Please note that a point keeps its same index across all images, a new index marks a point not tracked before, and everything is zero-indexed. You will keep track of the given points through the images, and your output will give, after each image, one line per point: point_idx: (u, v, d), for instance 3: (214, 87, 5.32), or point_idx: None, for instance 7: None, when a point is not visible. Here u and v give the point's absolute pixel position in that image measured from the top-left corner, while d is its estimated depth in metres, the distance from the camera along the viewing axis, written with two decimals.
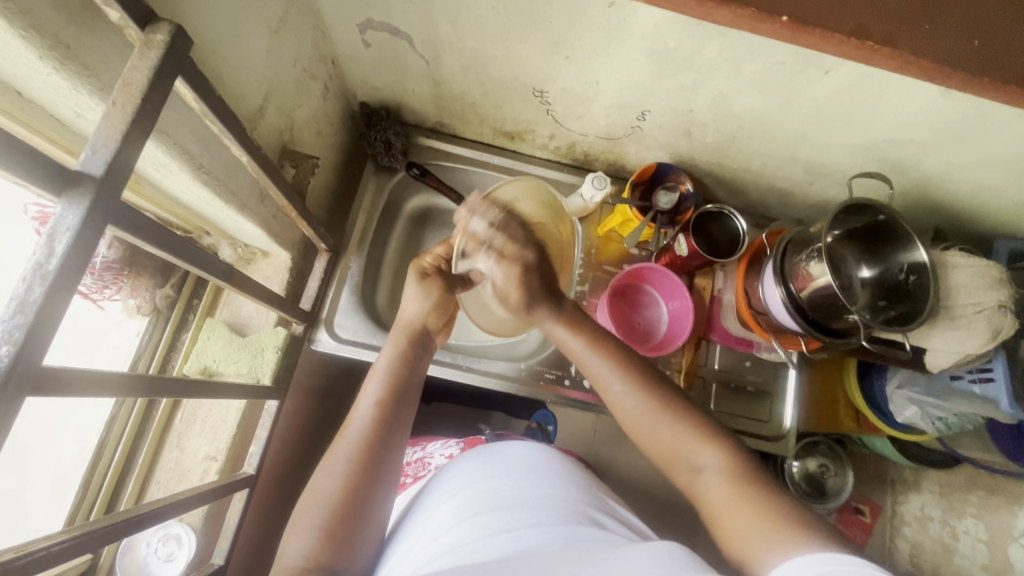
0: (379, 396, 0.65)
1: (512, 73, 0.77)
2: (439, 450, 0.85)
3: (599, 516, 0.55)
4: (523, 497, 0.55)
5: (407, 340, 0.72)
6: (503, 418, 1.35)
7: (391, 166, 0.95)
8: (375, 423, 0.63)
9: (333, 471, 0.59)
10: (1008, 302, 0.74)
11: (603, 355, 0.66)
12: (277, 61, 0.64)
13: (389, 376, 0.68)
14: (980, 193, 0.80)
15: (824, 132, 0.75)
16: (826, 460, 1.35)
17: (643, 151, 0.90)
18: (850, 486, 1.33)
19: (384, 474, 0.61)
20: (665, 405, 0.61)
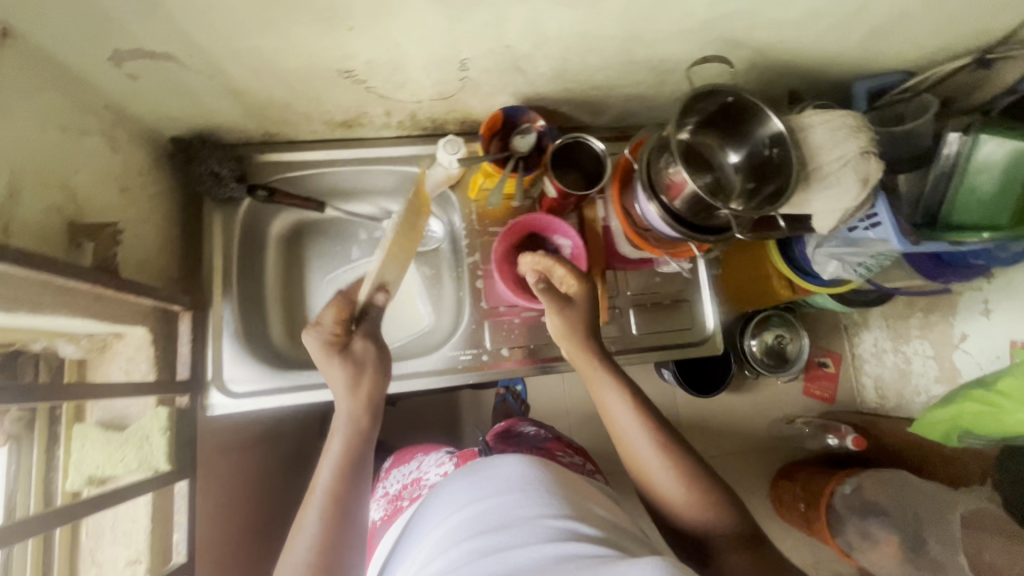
0: (334, 468, 0.62)
1: (305, 62, 0.69)
2: (432, 467, 0.91)
3: (583, 522, 0.55)
4: (508, 517, 0.54)
5: (357, 418, 0.66)
6: (471, 398, 1.39)
7: (231, 196, 0.86)
8: (332, 502, 0.59)
9: (298, 547, 0.56)
10: (869, 145, 0.73)
11: (637, 416, 0.67)
12: (12, 133, 0.54)
13: (344, 454, 0.63)
14: (822, 44, 0.78)
15: (648, 28, 0.70)
16: (780, 330, 1.46)
17: (486, 100, 0.83)
18: (808, 346, 1.46)
19: (354, 550, 0.57)
20: (694, 477, 0.63)
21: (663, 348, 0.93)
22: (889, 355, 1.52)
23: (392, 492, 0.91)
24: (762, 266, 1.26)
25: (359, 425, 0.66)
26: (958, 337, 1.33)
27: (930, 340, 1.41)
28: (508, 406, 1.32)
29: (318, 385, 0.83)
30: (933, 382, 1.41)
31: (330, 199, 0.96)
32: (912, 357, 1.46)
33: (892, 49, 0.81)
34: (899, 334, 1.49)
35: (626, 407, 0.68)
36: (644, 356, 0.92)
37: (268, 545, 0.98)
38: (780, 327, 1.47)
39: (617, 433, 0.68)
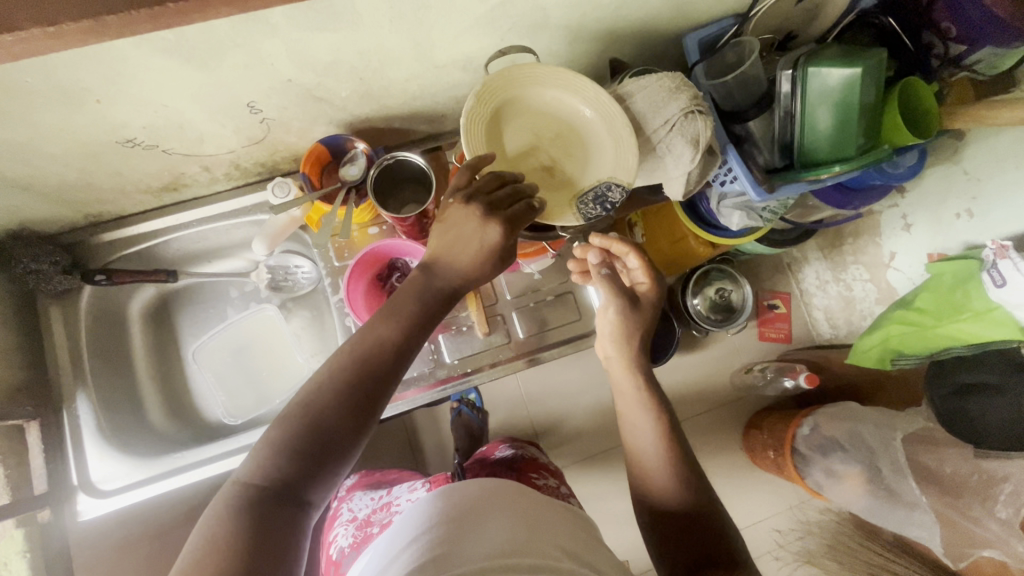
0: (343, 375, 0.50)
1: (76, 142, 0.64)
2: (404, 492, 0.86)
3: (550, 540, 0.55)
4: (485, 538, 0.53)
5: (378, 355, 0.52)
6: (427, 416, 1.28)
7: (67, 287, 0.81)
8: (313, 444, 0.47)
9: (259, 444, 0.47)
10: (691, 105, 0.69)
11: (649, 405, 0.67)
12: None
13: (353, 383, 0.50)
14: (629, 7, 0.74)
15: (430, 31, 0.66)
16: (721, 282, 1.39)
17: (304, 134, 0.79)
18: (751, 294, 1.37)
19: (326, 464, 0.48)
20: (684, 471, 0.64)
21: (554, 347, 0.90)
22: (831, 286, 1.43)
23: (359, 517, 0.85)
24: (676, 227, 1.22)
25: (382, 364, 0.52)
26: (888, 257, 1.31)
27: (865, 264, 1.37)
28: (466, 419, 1.22)
29: (194, 463, 0.80)
30: (875, 305, 1.36)
31: (183, 264, 0.92)
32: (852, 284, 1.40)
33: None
34: (835, 262, 1.42)
35: (644, 408, 0.67)
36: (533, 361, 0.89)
37: None
38: (720, 280, 1.39)
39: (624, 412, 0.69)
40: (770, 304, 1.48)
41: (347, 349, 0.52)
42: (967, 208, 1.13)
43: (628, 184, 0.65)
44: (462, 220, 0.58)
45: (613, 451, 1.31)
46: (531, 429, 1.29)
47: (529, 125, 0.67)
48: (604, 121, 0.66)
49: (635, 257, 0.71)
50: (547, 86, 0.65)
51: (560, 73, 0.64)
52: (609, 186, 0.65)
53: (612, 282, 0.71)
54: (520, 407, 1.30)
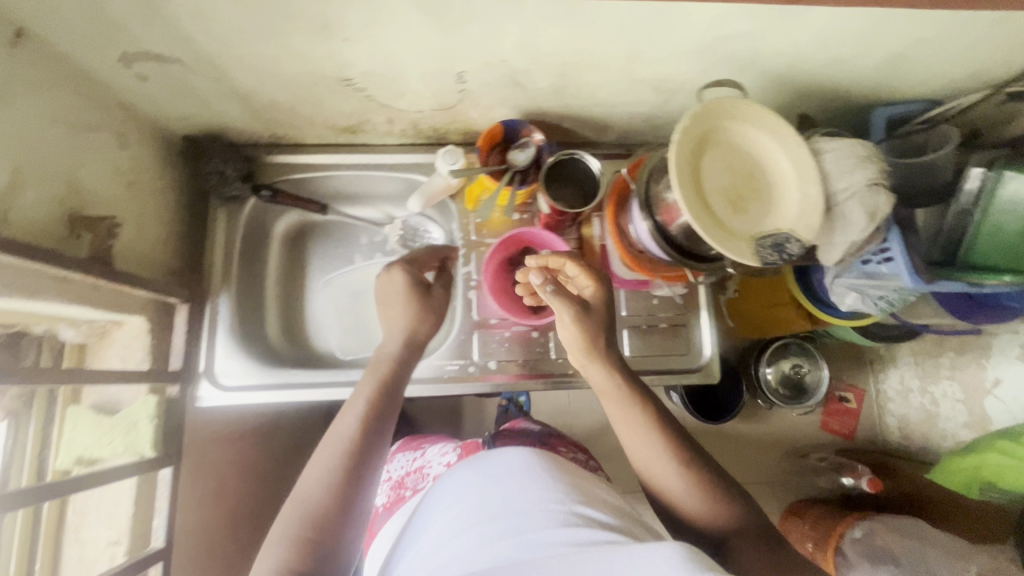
0: (332, 463, 0.62)
1: (307, 70, 0.70)
2: (437, 458, 0.88)
3: (590, 506, 0.55)
4: (513, 502, 0.54)
5: (352, 431, 0.65)
6: (477, 405, 1.33)
7: (237, 195, 0.88)
8: (327, 502, 0.60)
9: (278, 541, 0.57)
10: (878, 178, 0.69)
11: (642, 411, 0.70)
12: (23, 128, 0.58)
13: (344, 451, 0.63)
14: (837, 67, 0.74)
15: (647, 46, 0.69)
16: (798, 359, 1.38)
17: (487, 112, 0.84)
18: (827, 378, 1.37)
19: (336, 546, 0.58)
20: (692, 461, 0.67)
21: (655, 373, 0.91)
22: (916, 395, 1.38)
23: (395, 477, 0.88)
24: (781, 292, 1.20)
25: (371, 428, 0.66)
26: (991, 382, 1.22)
27: (960, 382, 1.29)
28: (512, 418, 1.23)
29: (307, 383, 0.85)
30: (962, 428, 1.28)
31: (333, 201, 0.98)
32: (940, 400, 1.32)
33: (918, 74, 0.77)
34: (927, 372, 1.36)
35: (642, 420, 0.69)
36: (634, 380, 0.90)
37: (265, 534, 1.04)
38: (798, 356, 1.39)
39: (620, 432, 0.71)
40: (841, 396, 1.51)
41: (345, 426, 0.65)
42: None
43: (808, 240, 0.67)
44: (397, 309, 0.77)
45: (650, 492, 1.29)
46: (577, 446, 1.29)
47: (724, 159, 0.69)
48: (797, 175, 0.70)
49: (572, 263, 0.73)
50: (751, 125, 0.70)
51: (770, 117, 0.69)
52: (789, 237, 0.67)
53: (561, 293, 0.70)
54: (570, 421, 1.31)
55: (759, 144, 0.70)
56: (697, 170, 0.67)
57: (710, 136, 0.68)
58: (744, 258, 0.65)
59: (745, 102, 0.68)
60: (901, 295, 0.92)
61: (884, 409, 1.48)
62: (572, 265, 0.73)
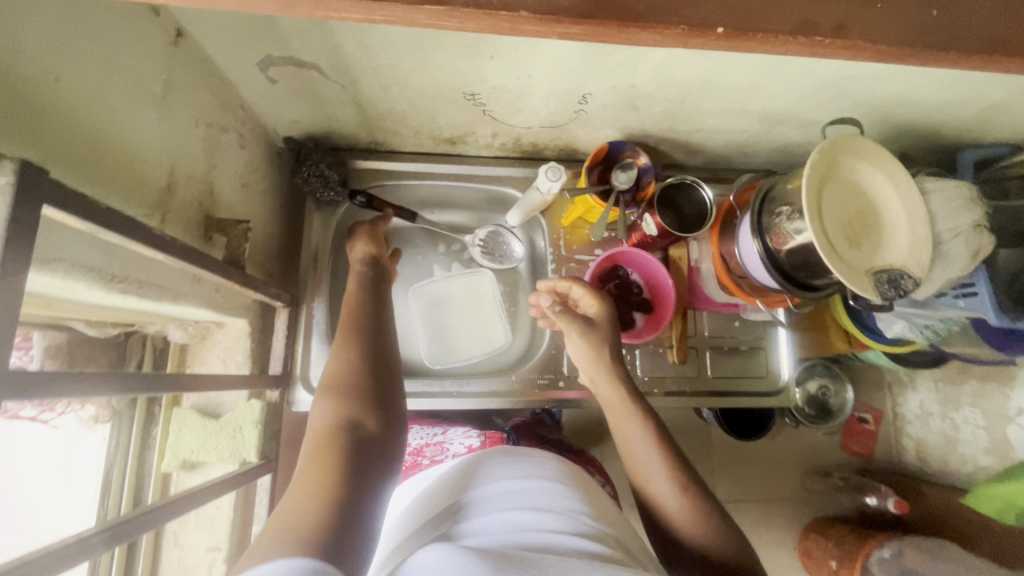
0: (345, 347, 0.64)
1: (436, 83, 0.71)
2: (460, 436, 0.83)
3: (606, 524, 0.50)
4: (544, 504, 0.50)
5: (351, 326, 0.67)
6: None
7: (333, 198, 0.88)
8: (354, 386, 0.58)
9: (322, 402, 0.56)
10: (983, 219, 0.72)
11: (648, 430, 0.68)
12: (176, 129, 0.57)
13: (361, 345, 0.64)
14: (942, 109, 0.77)
15: (774, 81, 0.71)
16: (824, 380, 1.41)
17: (592, 132, 0.85)
18: (851, 400, 1.40)
19: (384, 402, 0.58)
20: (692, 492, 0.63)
21: (736, 395, 0.93)
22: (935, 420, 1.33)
23: (414, 446, 0.83)
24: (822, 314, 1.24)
25: (369, 322, 0.68)
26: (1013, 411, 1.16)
27: (982, 408, 1.23)
28: None
29: None
30: (982, 453, 1.23)
31: (420, 209, 0.98)
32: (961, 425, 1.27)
33: (1014, 119, 0.80)
34: (948, 400, 1.30)
35: (638, 420, 0.69)
36: (715, 402, 0.92)
37: None
38: (823, 378, 1.41)
39: (623, 447, 0.69)
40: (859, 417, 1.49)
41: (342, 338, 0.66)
42: None
43: (920, 278, 0.70)
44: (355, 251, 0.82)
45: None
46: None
47: (842, 193, 0.72)
48: (908, 216, 0.73)
49: (581, 286, 0.78)
50: (866, 162, 0.72)
51: (883, 155, 0.72)
52: (903, 274, 0.70)
53: (567, 315, 0.77)
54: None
55: (875, 184, 0.73)
56: (820, 205, 0.70)
57: (832, 173, 0.71)
58: (866, 292, 0.67)
59: (867, 143, 0.72)
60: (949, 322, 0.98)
61: (902, 431, 1.43)
62: (579, 286, 0.78)
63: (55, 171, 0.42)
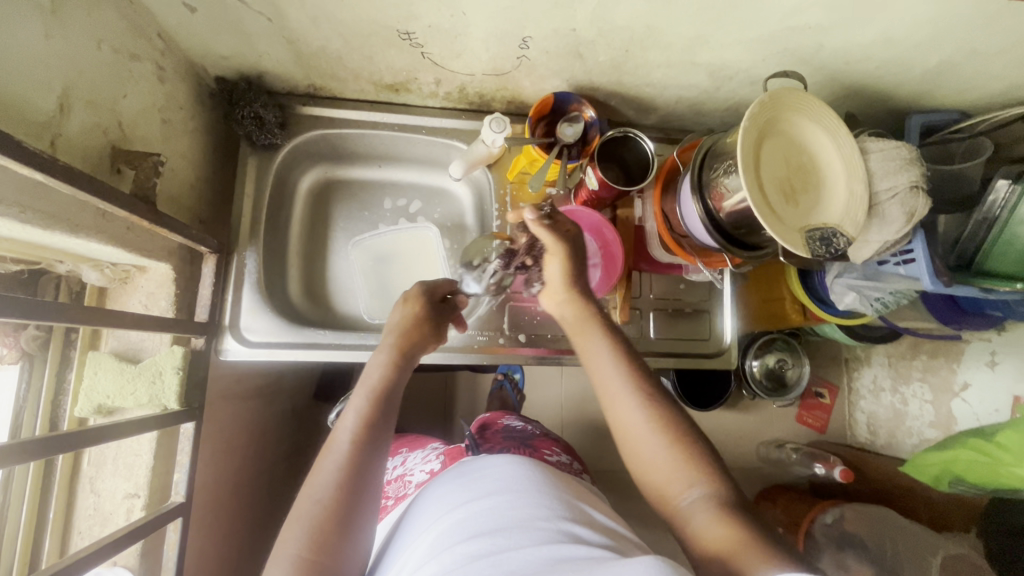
0: (342, 456, 0.59)
1: (367, 17, 0.67)
2: (419, 465, 0.81)
3: (582, 526, 0.54)
4: (501, 520, 0.52)
5: (392, 359, 0.68)
6: (469, 379, 1.33)
7: (270, 142, 0.85)
8: (359, 438, 0.60)
9: (300, 522, 0.55)
10: (920, 180, 0.70)
11: (619, 362, 0.66)
12: (69, 47, 0.53)
13: (374, 394, 0.64)
14: (889, 69, 0.76)
15: (717, 30, 0.69)
16: (783, 354, 1.33)
17: (538, 81, 0.82)
18: (808, 375, 1.32)
19: (383, 422, 0.63)
20: (667, 427, 0.61)
21: (678, 357, 0.93)
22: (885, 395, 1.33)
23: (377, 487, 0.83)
24: (779, 285, 1.18)
25: (398, 369, 0.68)
26: (959, 386, 1.17)
27: (930, 384, 1.23)
28: (504, 394, 1.23)
29: (334, 344, 0.82)
30: (928, 427, 1.24)
31: (364, 161, 0.94)
32: (909, 400, 1.28)
33: (962, 83, 0.79)
34: (898, 374, 1.31)
35: (612, 359, 0.66)
36: (658, 361, 0.92)
37: (265, 500, 1.02)
38: (782, 351, 1.33)
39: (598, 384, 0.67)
40: (816, 392, 1.46)
41: (372, 371, 0.67)
42: (990, 359, 1.11)
43: (853, 237, 0.70)
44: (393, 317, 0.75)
45: (637, 475, 1.31)
46: (573, 427, 1.30)
47: (779, 151, 0.71)
48: (846, 173, 0.72)
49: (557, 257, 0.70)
50: (807, 120, 0.72)
51: (824, 112, 0.71)
52: (837, 233, 0.70)
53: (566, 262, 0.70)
54: (561, 403, 1.31)
55: (815, 140, 0.73)
56: (757, 162, 0.69)
57: (769, 128, 0.70)
58: (798, 250, 0.67)
59: (806, 95, 0.70)
60: (899, 295, 0.94)
61: (855, 405, 1.43)
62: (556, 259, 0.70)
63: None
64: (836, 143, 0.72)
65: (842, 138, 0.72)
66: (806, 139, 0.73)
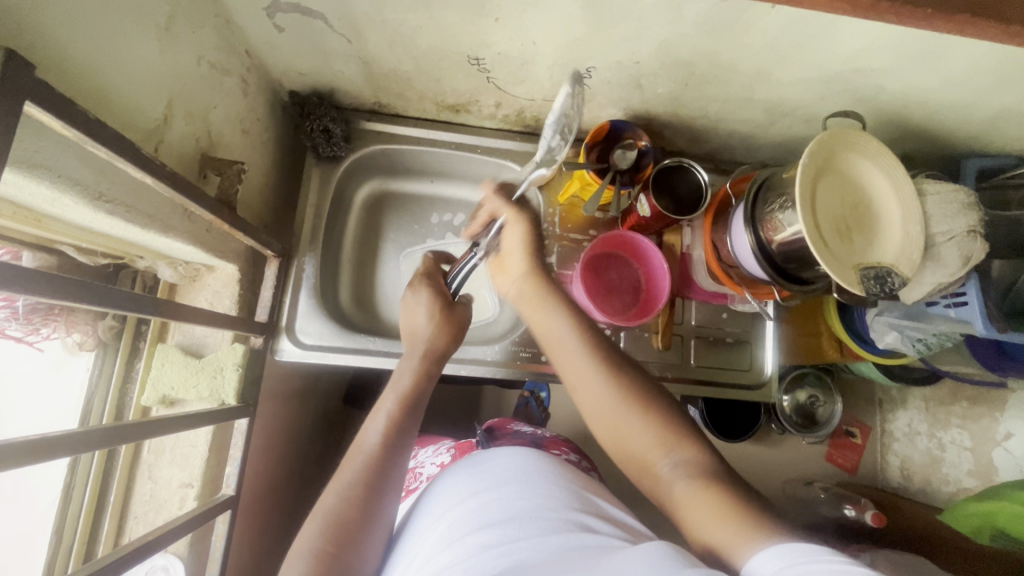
0: (364, 464, 0.62)
1: (442, 43, 0.71)
2: (429, 457, 0.84)
3: (594, 517, 0.55)
4: (512, 510, 0.53)
5: (425, 365, 0.71)
6: (499, 394, 1.35)
7: (334, 155, 0.89)
8: (383, 452, 0.63)
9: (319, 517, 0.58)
10: (978, 225, 0.70)
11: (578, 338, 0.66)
12: (176, 61, 0.58)
13: (404, 398, 0.67)
14: (947, 113, 0.77)
15: (779, 68, 0.71)
16: (813, 390, 1.31)
17: (595, 109, 0.85)
18: (839, 413, 1.30)
19: (407, 436, 0.65)
20: (637, 401, 0.62)
21: (715, 385, 0.93)
22: (923, 439, 1.29)
23: None
24: (816, 319, 1.17)
25: (428, 374, 0.71)
26: (1000, 435, 1.15)
27: (969, 431, 1.21)
28: (531, 411, 1.24)
29: (382, 352, 0.85)
30: (965, 475, 1.21)
31: (418, 176, 0.98)
32: (947, 446, 1.25)
33: (1020, 131, 0.79)
34: (938, 419, 1.27)
35: (572, 333, 0.66)
36: (695, 390, 0.92)
37: (297, 500, 1.04)
38: (813, 387, 1.32)
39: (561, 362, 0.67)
40: (846, 430, 1.39)
41: (403, 377, 0.70)
42: None
43: (908, 276, 0.70)
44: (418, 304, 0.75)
45: None
46: (600, 450, 1.30)
47: (836, 189, 0.72)
48: (901, 213, 0.72)
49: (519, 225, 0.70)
50: (864, 159, 0.73)
51: (881, 153, 0.72)
52: (892, 272, 0.70)
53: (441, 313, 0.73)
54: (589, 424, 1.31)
55: (871, 180, 0.74)
56: (813, 196, 0.70)
57: (826, 166, 0.72)
58: (852, 287, 0.67)
59: (862, 135, 0.72)
60: (945, 338, 0.93)
61: (889, 447, 1.37)
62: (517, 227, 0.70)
63: (48, 76, 0.42)
64: (892, 183, 0.73)
65: (898, 178, 0.72)
66: (863, 177, 0.73)
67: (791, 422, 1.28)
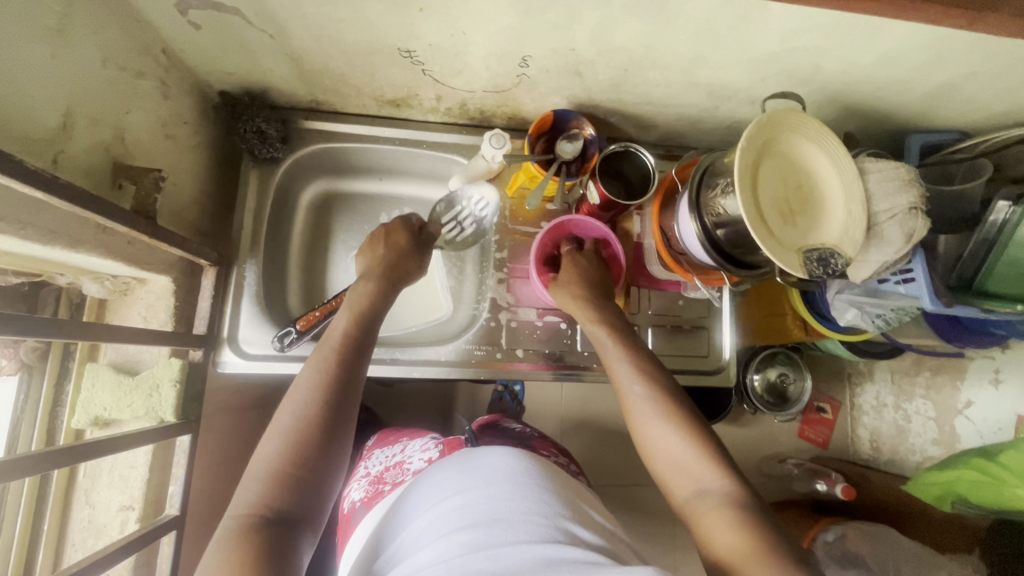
0: (288, 434, 0.54)
1: (369, 36, 0.68)
2: (418, 453, 0.79)
3: (582, 528, 0.53)
4: (499, 511, 0.51)
5: (351, 325, 0.66)
6: (469, 390, 1.33)
7: (272, 156, 0.85)
8: (309, 419, 0.55)
9: (255, 472, 0.52)
10: (919, 202, 0.69)
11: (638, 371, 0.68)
12: (75, 64, 0.54)
13: (336, 358, 0.61)
14: (888, 90, 0.76)
15: (716, 51, 0.70)
16: (784, 368, 1.32)
17: (538, 98, 0.83)
18: (810, 390, 1.30)
19: (339, 401, 0.58)
20: (694, 436, 0.62)
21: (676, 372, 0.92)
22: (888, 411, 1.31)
23: (374, 473, 0.79)
24: (780, 301, 1.17)
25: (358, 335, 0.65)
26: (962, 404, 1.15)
27: (933, 402, 1.21)
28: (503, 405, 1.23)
29: None
30: (930, 444, 1.21)
31: (365, 174, 0.95)
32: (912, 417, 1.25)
33: (961, 104, 0.79)
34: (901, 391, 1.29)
35: (631, 369, 0.69)
36: None
37: None
38: (784, 366, 1.32)
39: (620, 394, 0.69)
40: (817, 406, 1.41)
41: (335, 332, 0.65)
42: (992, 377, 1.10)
43: (851, 257, 0.70)
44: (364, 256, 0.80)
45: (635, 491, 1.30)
46: (572, 441, 1.30)
47: (778, 171, 0.72)
48: (845, 193, 0.72)
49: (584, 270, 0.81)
50: (806, 140, 0.72)
51: (823, 133, 0.72)
52: (835, 253, 0.70)
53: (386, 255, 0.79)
54: (560, 415, 1.31)
55: (815, 160, 0.73)
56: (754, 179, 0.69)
57: (768, 147, 0.71)
58: (794, 270, 0.67)
59: (803, 115, 0.71)
60: (901, 312, 0.94)
61: (858, 421, 1.39)
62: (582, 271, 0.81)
63: None
64: (835, 163, 0.72)
65: (840, 159, 0.72)
66: (805, 158, 0.73)
67: (762, 401, 1.28)
